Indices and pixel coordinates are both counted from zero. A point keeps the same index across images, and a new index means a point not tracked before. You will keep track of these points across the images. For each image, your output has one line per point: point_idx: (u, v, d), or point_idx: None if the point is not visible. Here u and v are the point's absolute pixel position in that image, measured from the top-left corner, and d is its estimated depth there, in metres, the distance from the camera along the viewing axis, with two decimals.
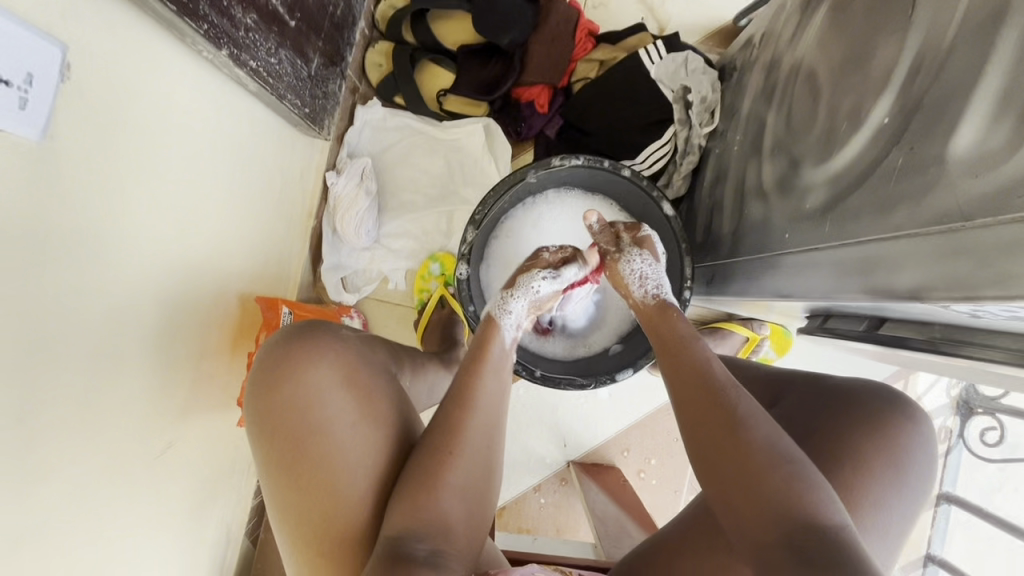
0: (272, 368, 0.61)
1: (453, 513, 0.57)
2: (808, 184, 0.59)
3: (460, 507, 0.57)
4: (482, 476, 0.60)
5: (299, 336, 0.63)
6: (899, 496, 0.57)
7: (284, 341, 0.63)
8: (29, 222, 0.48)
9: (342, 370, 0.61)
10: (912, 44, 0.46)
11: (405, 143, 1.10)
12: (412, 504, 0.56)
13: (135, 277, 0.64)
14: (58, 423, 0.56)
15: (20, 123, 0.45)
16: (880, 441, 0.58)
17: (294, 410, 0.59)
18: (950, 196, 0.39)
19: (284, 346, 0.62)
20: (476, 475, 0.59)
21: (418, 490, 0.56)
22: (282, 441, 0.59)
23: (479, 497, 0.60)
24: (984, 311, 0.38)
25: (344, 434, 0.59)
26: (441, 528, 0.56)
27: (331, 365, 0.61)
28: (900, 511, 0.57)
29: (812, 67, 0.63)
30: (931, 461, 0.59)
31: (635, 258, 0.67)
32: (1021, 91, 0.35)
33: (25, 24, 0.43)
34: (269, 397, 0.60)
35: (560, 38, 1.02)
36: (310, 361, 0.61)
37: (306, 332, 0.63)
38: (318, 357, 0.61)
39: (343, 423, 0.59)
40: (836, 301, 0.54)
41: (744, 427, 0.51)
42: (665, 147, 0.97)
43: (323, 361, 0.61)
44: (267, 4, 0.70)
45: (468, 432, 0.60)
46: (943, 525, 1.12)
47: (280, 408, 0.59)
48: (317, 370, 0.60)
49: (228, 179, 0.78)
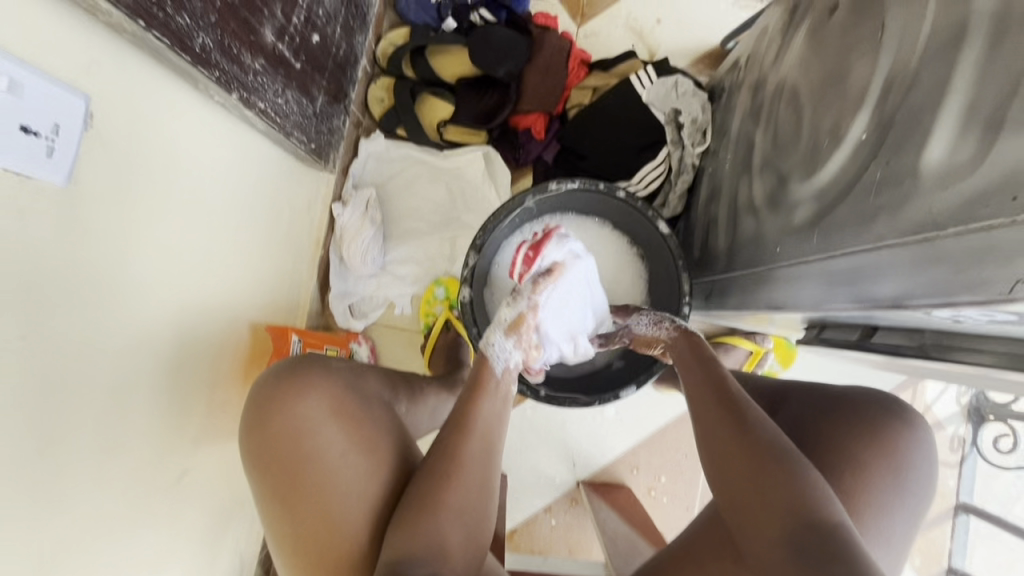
0: (268, 406, 0.62)
1: (451, 537, 0.58)
2: (796, 198, 0.61)
3: (458, 532, 0.59)
4: (477, 502, 0.61)
5: (285, 372, 0.64)
6: (904, 504, 0.57)
7: (275, 376, 0.64)
8: (50, 261, 0.51)
9: (332, 403, 0.63)
10: (884, 63, 0.49)
11: (408, 173, 1.14)
12: (406, 530, 0.57)
13: (149, 312, 0.66)
14: (73, 457, 0.58)
15: (46, 168, 0.48)
16: (876, 448, 0.58)
17: (289, 446, 0.61)
18: (925, 205, 0.41)
19: (276, 383, 0.63)
20: (472, 500, 0.61)
21: (413, 515, 0.58)
22: (278, 471, 0.61)
23: (475, 520, 0.61)
24: (965, 315, 0.39)
25: (335, 461, 0.60)
26: (441, 550, 0.57)
27: (322, 398, 0.63)
28: (903, 521, 0.57)
29: (794, 86, 0.66)
30: (933, 468, 0.60)
31: (641, 320, 0.76)
32: (984, 106, 0.37)
33: (51, 79, 0.47)
34: (263, 432, 0.62)
35: (554, 67, 1.06)
36: (301, 398, 0.62)
37: (292, 367, 0.65)
38: (308, 392, 0.62)
39: (333, 450, 0.61)
40: (828, 311, 0.55)
41: (753, 429, 0.57)
42: (659, 167, 0.99)
43: (309, 391, 0.63)
44: (274, 48, 0.74)
45: (463, 461, 0.62)
46: (962, 537, 1.09)
47: (277, 443, 0.61)
48: (306, 403, 0.62)
49: (238, 211, 0.81)
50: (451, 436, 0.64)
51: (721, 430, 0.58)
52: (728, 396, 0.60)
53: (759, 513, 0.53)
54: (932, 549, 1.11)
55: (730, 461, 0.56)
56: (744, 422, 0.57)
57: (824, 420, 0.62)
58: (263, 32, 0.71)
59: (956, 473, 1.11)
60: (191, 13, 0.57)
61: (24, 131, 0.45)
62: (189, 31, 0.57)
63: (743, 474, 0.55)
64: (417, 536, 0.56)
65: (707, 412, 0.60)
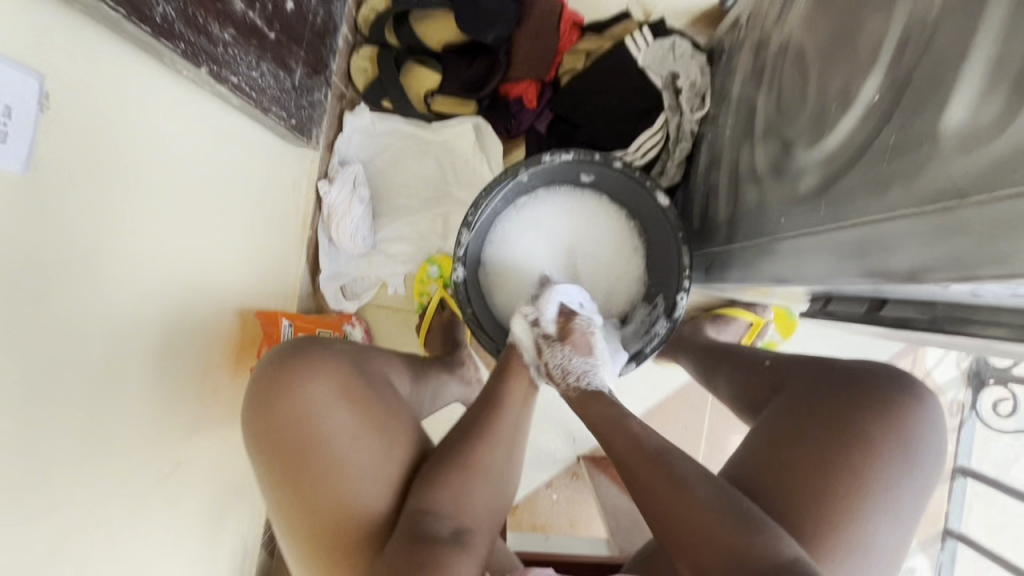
0: (270, 387, 0.60)
1: (475, 500, 0.61)
2: (801, 167, 0.58)
3: (481, 497, 0.62)
4: (495, 468, 0.64)
5: (291, 353, 0.62)
6: (911, 480, 0.57)
7: (281, 358, 0.62)
8: (16, 254, 0.48)
9: (342, 383, 0.61)
10: (899, 18, 0.45)
11: (396, 148, 1.09)
12: (425, 488, 0.59)
13: (128, 303, 0.63)
14: (60, 456, 0.56)
15: (3, 155, 0.45)
16: (884, 422, 0.57)
17: (296, 426, 0.59)
18: (942, 173, 0.38)
19: (281, 364, 0.61)
20: (495, 466, 0.64)
21: (440, 477, 0.60)
22: (283, 450, 0.59)
23: (496, 487, 0.64)
24: (985, 290, 0.37)
25: (347, 441, 0.59)
26: (461, 512, 0.59)
27: (330, 378, 0.61)
28: (910, 496, 0.57)
29: (800, 45, 0.62)
30: (942, 443, 0.59)
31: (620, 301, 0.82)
32: (1012, 62, 0.34)
33: (2, 58, 0.43)
34: (269, 415, 0.60)
35: (544, 31, 1.00)
36: (309, 377, 0.60)
37: (299, 348, 0.63)
38: (315, 374, 0.61)
39: (344, 430, 0.59)
40: (834, 284, 0.53)
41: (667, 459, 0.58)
42: (657, 136, 0.95)
43: (319, 369, 0.61)
44: (245, 17, 0.70)
45: (494, 426, 0.67)
46: (960, 499, 1.11)
47: (281, 422, 0.59)
48: (316, 386, 0.60)
49: (218, 192, 0.78)
50: (478, 408, 0.69)
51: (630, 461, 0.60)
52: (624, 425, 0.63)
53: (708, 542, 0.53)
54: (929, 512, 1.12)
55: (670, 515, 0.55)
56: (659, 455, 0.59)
57: (836, 392, 0.61)
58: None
59: (955, 437, 1.11)
60: None
61: None
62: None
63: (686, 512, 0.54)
64: (442, 495, 0.59)
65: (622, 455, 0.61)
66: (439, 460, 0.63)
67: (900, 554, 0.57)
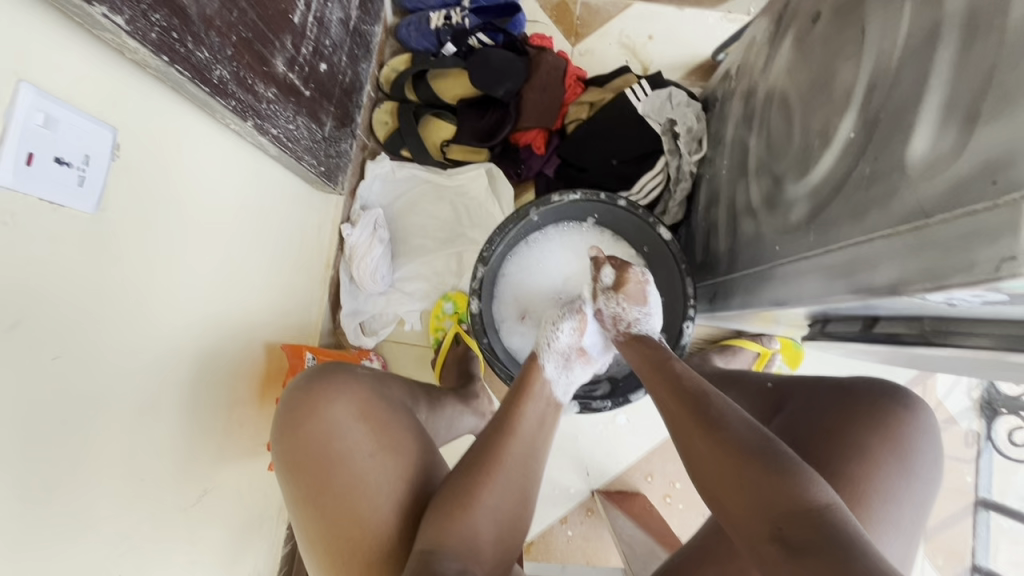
0: (294, 409, 0.64)
1: (482, 533, 0.59)
2: (792, 199, 0.63)
3: (494, 525, 0.60)
4: (517, 496, 0.63)
5: (318, 375, 0.66)
6: (910, 488, 0.58)
7: (308, 379, 0.66)
8: (79, 284, 0.54)
9: (362, 404, 0.65)
10: (867, 66, 0.51)
11: (413, 193, 1.16)
12: (444, 524, 0.58)
13: (169, 333, 0.68)
14: (99, 476, 0.59)
15: (78, 196, 0.51)
16: (882, 429, 0.59)
17: (318, 445, 0.62)
18: (912, 197, 0.43)
19: (304, 389, 0.65)
20: (509, 499, 0.62)
21: (447, 513, 0.58)
22: (305, 468, 0.62)
23: (510, 515, 0.62)
24: (958, 299, 0.40)
25: (362, 460, 0.62)
26: (475, 541, 0.58)
27: (352, 400, 0.65)
28: (912, 506, 0.58)
29: (784, 91, 0.69)
30: (938, 452, 0.61)
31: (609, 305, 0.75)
32: (961, 99, 0.39)
33: (82, 114, 0.50)
34: (295, 434, 0.63)
35: (551, 84, 1.09)
36: (330, 399, 0.64)
37: (323, 372, 0.67)
38: (337, 396, 0.64)
39: (360, 451, 0.62)
40: (830, 306, 0.56)
41: (720, 426, 0.55)
42: (658, 177, 1.03)
43: (341, 393, 0.65)
44: (286, 78, 0.78)
45: (501, 459, 0.63)
46: (985, 533, 1.08)
47: (303, 441, 0.63)
48: (337, 406, 0.64)
49: (253, 232, 0.84)
50: (491, 434, 0.66)
51: (684, 417, 0.58)
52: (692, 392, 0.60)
53: (738, 481, 0.51)
54: (953, 547, 1.10)
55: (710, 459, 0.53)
56: (714, 421, 0.55)
57: (834, 405, 0.63)
58: (275, 62, 0.74)
59: (973, 469, 1.10)
60: (210, 47, 0.60)
61: (58, 162, 0.48)
62: (208, 63, 0.60)
63: (726, 472, 0.52)
64: (453, 526, 0.58)
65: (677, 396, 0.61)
66: (447, 493, 0.60)
67: (907, 565, 0.58)
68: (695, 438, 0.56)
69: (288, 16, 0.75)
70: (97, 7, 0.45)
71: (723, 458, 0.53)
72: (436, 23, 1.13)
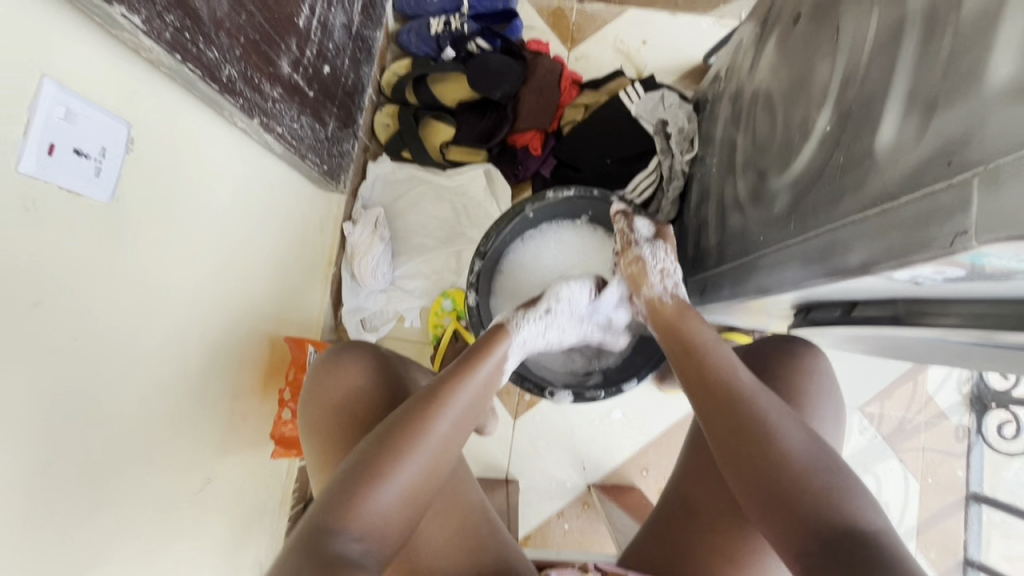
0: (321, 379, 0.71)
1: (390, 509, 0.55)
2: (775, 191, 0.66)
3: (399, 504, 0.56)
4: (429, 474, 0.58)
5: (344, 351, 0.72)
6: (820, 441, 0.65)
7: (335, 354, 0.72)
8: (93, 270, 0.56)
9: (376, 377, 0.71)
10: (841, 61, 0.54)
11: (413, 193, 1.19)
12: (352, 497, 0.54)
13: (177, 321, 0.70)
14: (108, 456, 0.62)
15: (95, 186, 0.54)
16: (811, 388, 0.66)
17: (337, 414, 0.69)
18: (879, 182, 0.45)
19: (329, 362, 0.72)
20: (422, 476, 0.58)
21: (353, 492, 0.54)
22: (324, 428, 0.69)
23: (421, 490, 0.58)
24: (923, 277, 0.43)
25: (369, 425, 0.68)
26: (378, 521, 0.54)
27: (367, 373, 0.71)
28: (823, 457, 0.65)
29: (768, 89, 0.72)
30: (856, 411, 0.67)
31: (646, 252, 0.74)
32: (922, 89, 0.42)
33: (99, 109, 0.53)
34: (320, 398, 0.70)
35: (547, 88, 1.13)
36: (352, 370, 0.70)
37: (348, 348, 0.73)
38: (358, 369, 0.71)
39: (368, 418, 0.68)
40: (810, 291, 0.59)
41: (768, 435, 0.57)
42: (651, 176, 1.06)
43: (361, 366, 0.71)
44: (291, 78, 0.81)
45: (417, 436, 0.58)
46: (977, 527, 1.10)
47: (329, 401, 0.70)
48: (355, 377, 0.70)
49: (258, 227, 0.87)
50: (416, 405, 0.60)
51: (718, 411, 0.60)
52: (736, 392, 0.60)
53: (775, 490, 0.55)
54: (946, 542, 1.11)
55: (748, 461, 0.57)
56: (759, 425, 0.58)
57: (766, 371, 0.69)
58: (281, 64, 0.77)
59: (964, 463, 1.12)
60: (220, 48, 0.63)
61: (77, 154, 0.52)
62: (218, 63, 0.64)
63: (761, 467, 0.56)
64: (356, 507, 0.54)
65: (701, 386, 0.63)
66: (367, 463, 0.56)
67: None
68: (722, 428, 0.59)
69: (293, 20, 0.78)
70: (116, 7, 0.48)
71: (763, 459, 0.56)
72: (436, 28, 1.17)
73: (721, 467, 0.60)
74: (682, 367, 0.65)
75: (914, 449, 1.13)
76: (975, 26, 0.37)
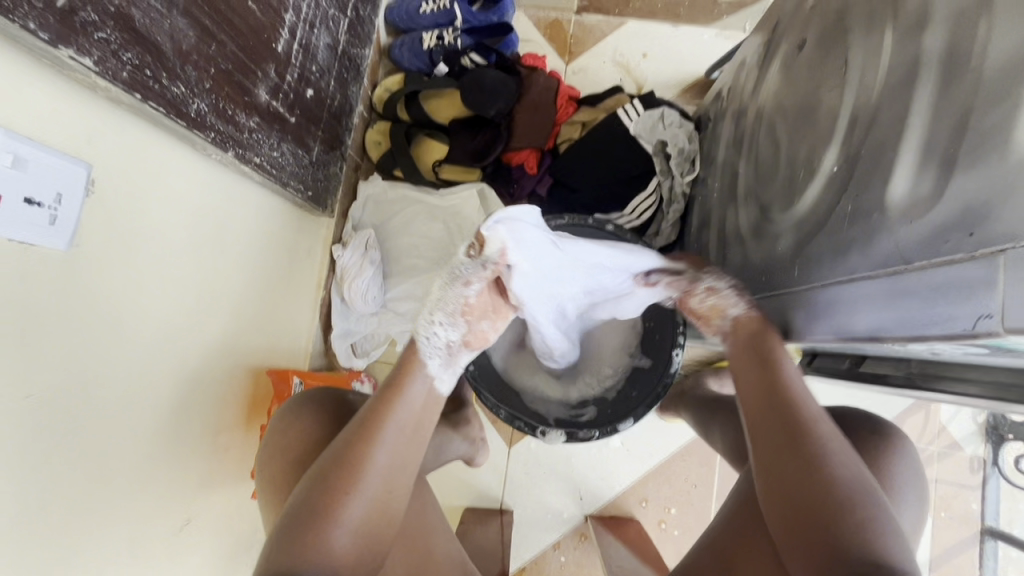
0: (275, 436, 0.67)
1: (341, 546, 0.52)
2: (777, 229, 0.61)
3: (355, 540, 0.53)
4: (381, 508, 0.55)
5: (300, 401, 0.70)
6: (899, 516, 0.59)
7: (292, 406, 0.69)
8: (53, 322, 0.53)
9: (326, 423, 0.67)
10: (849, 98, 0.50)
11: (404, 212, 1.13)
12: (302, 536, 0.51)
13: (150, 364, 0.67)
14: (73, 513, 0.59)
15: (49, 235, 0.51)
16: (870, 449, 0.61)
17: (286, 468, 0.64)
18: (890, 240, 0.41)
19: (285, 416, 0.68)
20: (373, 510, 0.55)
21: (303, 527, 0.51)
22: (274, 479, 0.64)
23: (381, 522, 0.55)
24: (941, 349, 0.39)
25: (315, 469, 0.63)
26: (332, 559, 0.51)
27: (318, 419, 0.67)
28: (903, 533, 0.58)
29: (770, 117, 0.67)
30: (910, 480, 0.61)
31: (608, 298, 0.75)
32: (938, 141, 0.38)
33: (56, 153, 0.50)
34: (271, 450, 0.66)
35: (542, 104, 1.09)
36: (304, 418, 0.67)
37: (301, 400, 0.70)
38: (311, 417, 0.67)
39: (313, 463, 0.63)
40: (816, 343, 0.55)
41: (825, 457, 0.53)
42: (651, 198, 1.02)
43: (311, 413, 0.67)
44: (269, 105, 0.78)
45: (361, 469, 0.55)
46: (992, 563, 1.05)
47: (281, 458, 0.64)
48: (307, 424, 0.66)
49: (238, 257, 0.83)
50: (353, 435, 0.57)
51: (779, 428, 0.56)
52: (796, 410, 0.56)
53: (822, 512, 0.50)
54: None
55: (804, 477, 0.53)
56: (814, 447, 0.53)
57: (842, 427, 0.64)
58: (258, 92, 0.74)
59: (979, 495, 1.07)
60: (186, 81, 0.60)
61: (27, 203, 0.48)
62: (184, 98, 0.60)
63: (809, 491, 0.52)
64: (306, 544, 0.50)
65: (767, 401, 0.58)
66: (310, 499, 0.53)
67: None
68: (785, 443, 0.55)
69: (271, 45, 0.75)
70: (64, 50, 0.45)
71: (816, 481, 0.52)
72: (429, 43, 1.14)
73: (769, 485, 0.55)
74: (755, 379, 0.61)
75: (926, 480, 1.08)
76: (999, 80, 0.33)
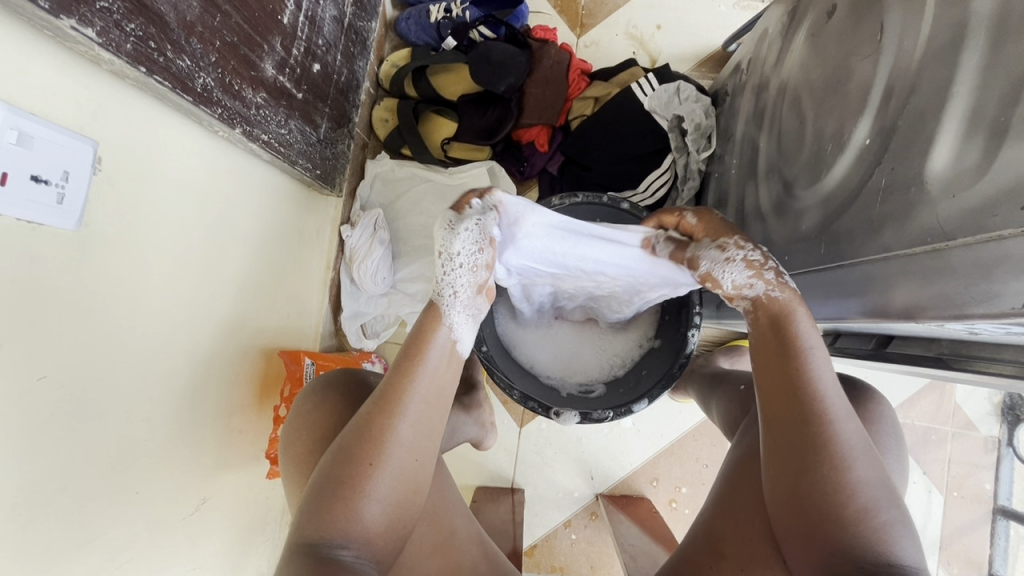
0: (304, 418, 0.67)
1: (376, 515, 0.51)
2: (802, 205, 0.59)
3: (387, 514, 0.51)
4: (410, 482, 0.53)
5: (329, 383, 0.69)
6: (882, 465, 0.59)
7: (324, 386, 0.69)
8: (63, 303, 0.53)
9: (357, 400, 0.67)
10: (885, 65, 0.47)
11: (415, 192, 1.12)
12: (334, 504, 0.50)
13: (161, 346, 0.67)
14: (90, 494, 0.59)
15: (57, 215, 0.50)
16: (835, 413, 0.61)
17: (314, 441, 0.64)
18: (933, 215, 0.40)
19: (313, 397, 0.68)
20: (407, 484, 0.53)
21: (327, 502, 0.50)
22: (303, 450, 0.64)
23: (414, 491, 0.54)
24: (981, 328, 0.41)
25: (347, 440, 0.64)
26: (361, 532, 0.50)
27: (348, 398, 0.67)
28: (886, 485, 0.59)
29: (795, 88, 0.65)
30: (892, 442, 0.62)
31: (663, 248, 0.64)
32: (988, 109, 0.36)
33: (62, 130, 0.49)
34: (305, 426, 0.66)
35: (553, 79, 1.06)
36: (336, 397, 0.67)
37: (332, 382, 0.70)
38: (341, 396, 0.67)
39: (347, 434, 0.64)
40: (842, 320, 0.55)
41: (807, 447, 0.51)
42: (665, 175, 1.01)
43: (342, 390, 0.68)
44: (276, 81, 0.76)
45: (395, 438, 0.52)
46: (1003, 542, 1.05)
47: (310, 435, 0.65)
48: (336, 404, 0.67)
49: (246, 237, 0.82)
50: (384, 405, 0.53)
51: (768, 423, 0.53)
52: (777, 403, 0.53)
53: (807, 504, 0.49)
54: (971, 558, 1.06)
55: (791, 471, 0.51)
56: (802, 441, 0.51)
57: None
58: (264, 66, 0.72)
59: (993, 476, 1.07)
60: (191, 55, 0.58)
61: (34, 180, 0.46)
62: (190, 72, 0.59)
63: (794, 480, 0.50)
64: (336, 517, 0.49)
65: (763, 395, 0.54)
66: (342, 459, 0.52)
67: None
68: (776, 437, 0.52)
69: (277, 17, 0.72)
70: (66, 19, 0.43)
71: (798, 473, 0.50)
72: (436, 15, 1.10)
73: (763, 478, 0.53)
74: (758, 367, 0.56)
75: (939, 461, 1.07)
76: None
